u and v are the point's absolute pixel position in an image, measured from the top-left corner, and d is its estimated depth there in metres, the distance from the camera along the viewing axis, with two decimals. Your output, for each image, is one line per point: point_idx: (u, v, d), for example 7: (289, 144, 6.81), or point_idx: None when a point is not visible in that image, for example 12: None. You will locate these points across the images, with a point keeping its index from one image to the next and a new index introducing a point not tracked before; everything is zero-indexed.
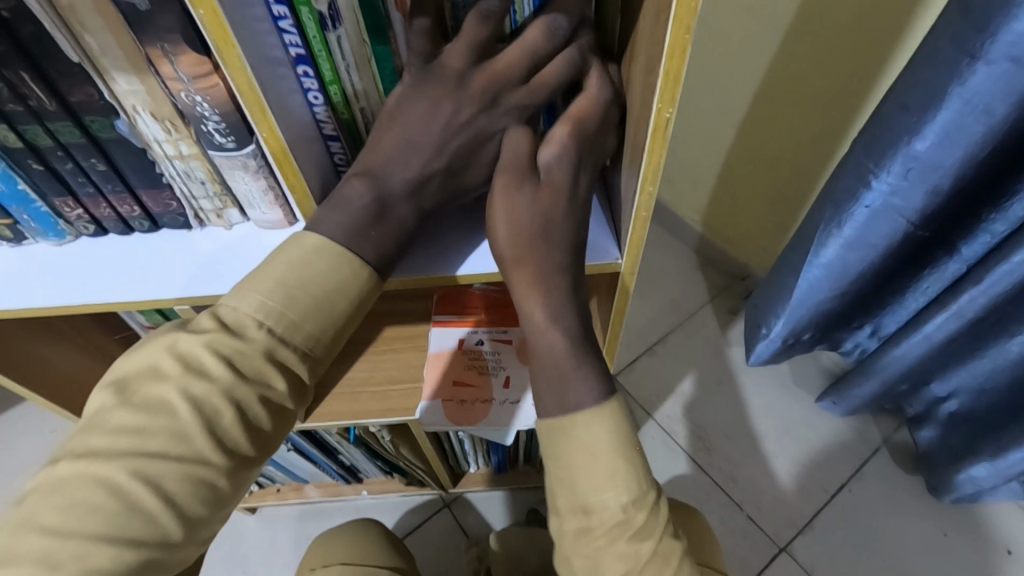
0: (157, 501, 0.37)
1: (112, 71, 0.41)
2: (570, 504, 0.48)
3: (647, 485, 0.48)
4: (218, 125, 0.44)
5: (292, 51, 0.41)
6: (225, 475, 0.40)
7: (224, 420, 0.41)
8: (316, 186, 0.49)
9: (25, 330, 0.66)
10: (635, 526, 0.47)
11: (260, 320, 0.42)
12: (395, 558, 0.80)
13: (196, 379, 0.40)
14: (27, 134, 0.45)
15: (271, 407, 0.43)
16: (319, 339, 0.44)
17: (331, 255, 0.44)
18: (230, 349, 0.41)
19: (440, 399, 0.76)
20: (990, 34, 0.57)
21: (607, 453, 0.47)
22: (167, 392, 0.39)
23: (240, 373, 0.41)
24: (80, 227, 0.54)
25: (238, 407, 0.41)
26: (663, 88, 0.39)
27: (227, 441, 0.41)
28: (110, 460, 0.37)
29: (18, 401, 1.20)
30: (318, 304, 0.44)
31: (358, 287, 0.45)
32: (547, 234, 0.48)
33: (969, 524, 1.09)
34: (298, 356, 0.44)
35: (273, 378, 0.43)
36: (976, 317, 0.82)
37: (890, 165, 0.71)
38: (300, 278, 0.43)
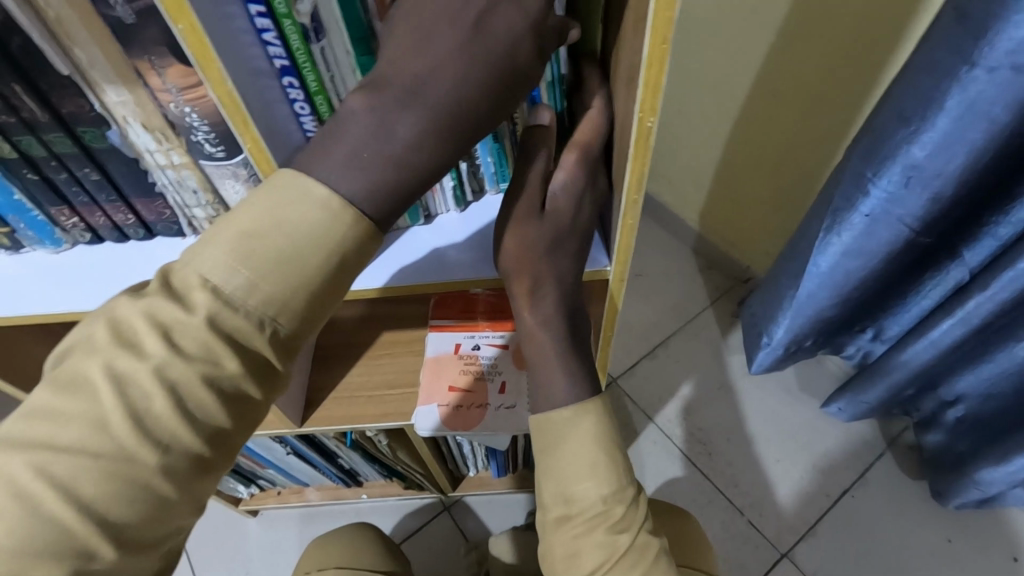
0: (66, 506, 0.32)
1: (102, 83, 0.42)
2: (555, 495, 0.54)
3: (626, 480, 0.54)
4: (207, 136, 0.45)
5: (277, 62, 0.41)
6: (161, 474, 0.34)
7: (155, 407, 0.34)
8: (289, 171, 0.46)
9: (24, 336, 0.67)
10: (612, 517, 0.52)
11: (206, 279, 0.36)
12: (392, 562, 0.80)
13: (126, 354, 0.35)
14: (21, 145, 0.46)
15: (224, 393, 0.36)
16: (285, 307, 0.37)
17: (293, 204, 0.36)
18: (170, 318, 0.35)
19: (437, 404, 0.76)
20: (988, 41, 0.56)
21: (590, 445, 0.53)
22: (92, 368, 0.34)
23: (179, 348, 0.35)
24: (76, 235, 0.55)
25: (176, 392, 0.35)
26: (642, 98, 0.39)
27: (159, 433, 0.35)
28: (20, 451, 0.32)
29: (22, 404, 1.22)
30: (278, 261, 0.36)
31: (330, 238, 0.37)
32: (558, 250, 0.51)
33: (977, 531, 1.08)
34: (255, 326, 0.37)
35: (222, 355, 0.36)
36: (982, 322, 0.81)
37: (890, 172, 0.71)
38: (256, 229, 0.36)
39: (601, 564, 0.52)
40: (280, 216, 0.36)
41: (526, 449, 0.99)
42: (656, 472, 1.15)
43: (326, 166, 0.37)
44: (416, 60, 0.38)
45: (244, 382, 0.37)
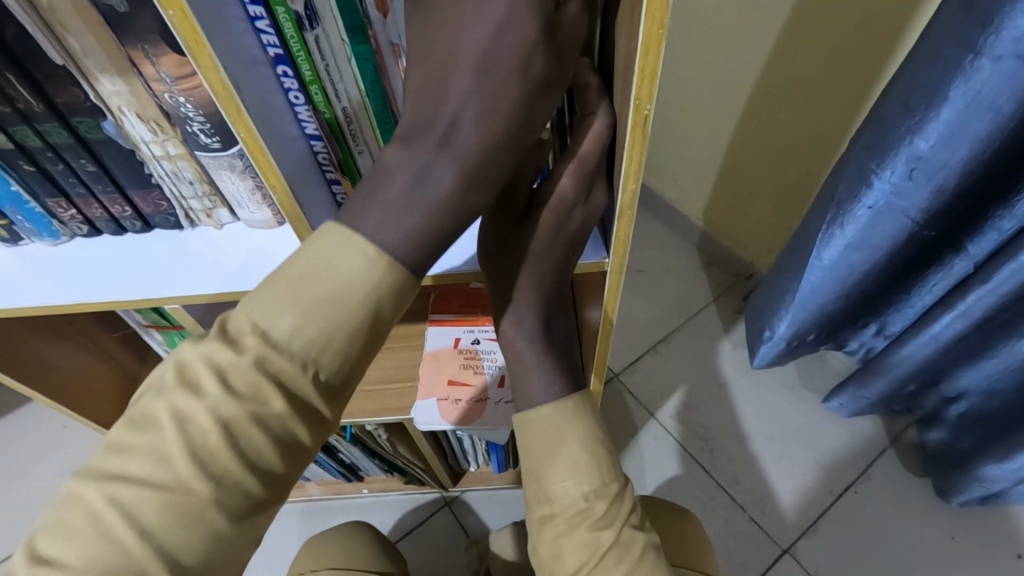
0: (132, 535, 0.40)
1: (96, 73, 0.42)
2: (538, 494, 0.57)
3: (610, 477, 0.57)
4: (203, 126, 0.45)
5: (271, 51, 0.41)
6: (212, 502, 0.42)
7: (209, 440, 0.42)
8: (286, 164, 0.45)
9: (30, 334, 0.68)
10: (594, 513, 0.55)
11: (254, 326, 0.43)
12: (385, 564, 0.79)
13: (187, 396, 0.42)
14: (17, 136, 0.46)
15: (270, 429, 0.43)
16: (324, 348, 0.43)
17: (327, 267, 0.43)
18: (224, 362, 0.43)
19: (437, 398, 0.76)
20: (994, 29, 0.56)
21: (572, 444, 0.56)
22: (161, 410, 0.42)
23: (232, 389, 0.42)
24: (74, 227, 0.55)
25: (229, 429, 0.42)
26: (640, 85, 0.38)
27: (211, 465, 0.42)
28: (96, 484, 0.41)
29: (27, 398, 1.23)
30: (319, 312, 0.42)
31: (364, 286, 0.43)
32: (542, 261, 0.54)
33: (980, 529, 1.07)
34: (296, 367, 0.43)
35: (268, 396, 0.43)
36: (985, 316, 0.80)
37: (894, 164, 0.70)
38: (300, 283, 0.43)
39: (586, 561, 0.55)
40: (322, 275, 0.42)
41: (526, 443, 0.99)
42: (658, 469, 1.15)
43: (365, 218, 0.43)
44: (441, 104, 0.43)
45: (290, 420, 0.44)
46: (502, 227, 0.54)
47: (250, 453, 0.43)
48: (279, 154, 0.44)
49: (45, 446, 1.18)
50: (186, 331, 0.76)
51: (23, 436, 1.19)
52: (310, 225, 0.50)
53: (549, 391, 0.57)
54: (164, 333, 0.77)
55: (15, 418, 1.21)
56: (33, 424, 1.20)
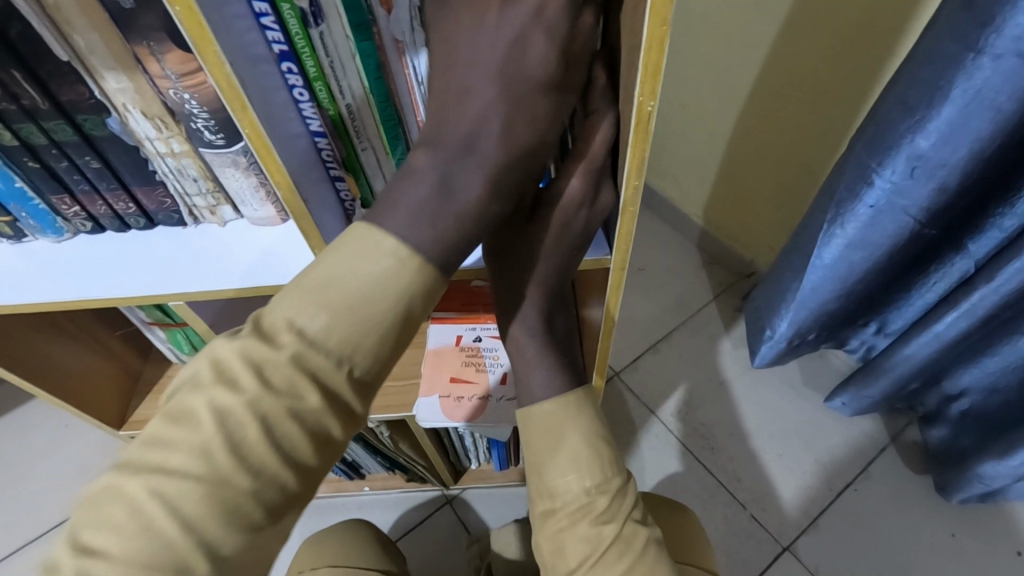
0: (176, 528, 0.38)
1: (101, 70, 0.42)
2: (540, 489, 0.57)
3: (611, 472, 0.57)
4: (207, 123, 0.45)
5: (275, 48, 0.41)
6: (252, 497, 0.40)
7: (248, 436, 0.40)
8: (291, 160, 0.45)
9: (31, 330, 0.69)
10: (596, 508, 0.55)
11: (293, 321, 0.42)
12: (384, 561, 0.80)
13: (224, 390, 0.41)
14: (21, 133, 0.46)
15: (307, 426, 0.42)
16: (359, 345, 0.43)
17: (367, 258, 0.42)
18: (261, 357, 0.42)
19: (438, 395, 0.76)
20: (993, 28, 0.56)
21: (574, 439, 0.56)
22: (198, 403, 0.41)
23: (271, 384, 0.41)
24: (78, 224, 0.55)
25: (266, 424, 0.41)
26: (642, 82, 0.39)
27: (251, 461, 0.40)
28: (135, 477, 0.39)
29: (28, 397, 1.24)
30: (358, 306, 0.42)
31: (404, 279, 0.42)
32: (544, 263, 0.54)
33: (980, 526, 1.07)
34: (334, 363, 0.42)
35: (307, 391, 0.42)
36: (987, 315, 0.80)
37: (894, 163, 0.70)
38: (339, 275, 0.42)
39: (587, 555, 0.55)
40: (360, 268, 0.42)
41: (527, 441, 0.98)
42: (658, 468, 1.15)
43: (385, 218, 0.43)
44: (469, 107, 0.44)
45: (325, 416, 0.43)
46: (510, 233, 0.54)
47: (287, 449, 0.42)
48: (284, 151, 0.44)
49: (47, 445, 1.19)
50: (189, 329, 0.77)
51: (26, 434, 1.20)
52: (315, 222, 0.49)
53: (551, 388, 0.57)
54: (166, 331, 0.77)
55: (17, 417, 1.22)
56: (36, 422, 1.21)
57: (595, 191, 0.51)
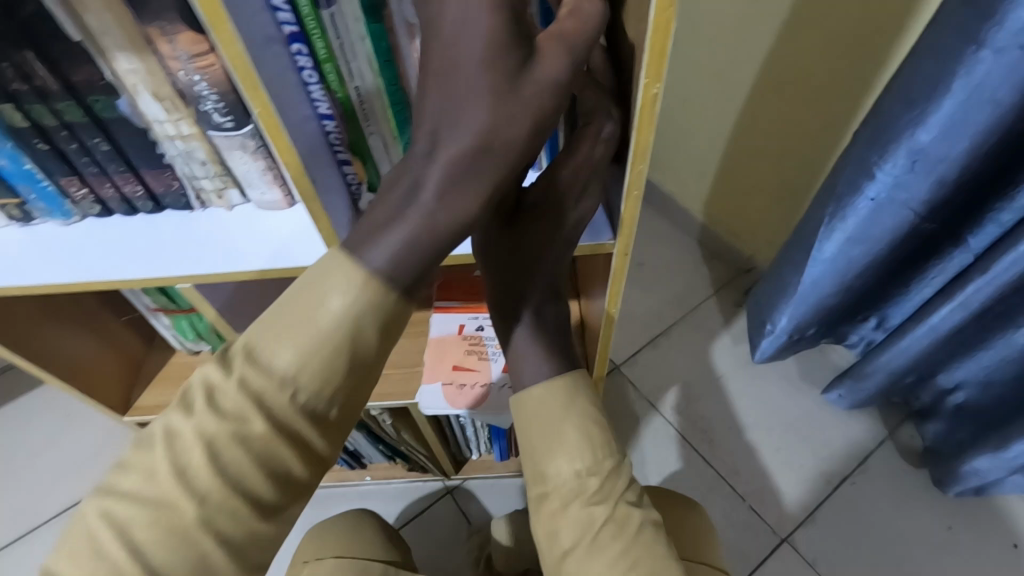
0: (122, 550, 0.41)
1: (112, 50, 0.42)
2: (533, 472, 0.58)
3: (603, 455, 0.57)
4: (216, 105, 0.46)
5: (285, 29, 0.41)
6: (195, 520, 0.42)
7: (194, 459, 0.42)
8: (300, 141, 0.46)
9: (37, 312, 0.70)
10: (587, 490, 0.56)
11: (244, 347, 0.44)
12: (390, 552, 0.80)
13: (179, 414, 0.44)
14: (32, 114, 0.46)
15: (254, 451, 0.43)
16: (303, 369, 0.43)
17: (308, 283, 0.42)
18: (213, 382, 0.44)
19: (442, 382, 0.77)
20: (994, 22, 0.56)
21: (564, 422, 0.56)
22: (157, 426, 0.44)
23: (220, 408, 0.43)
24: (86, 207, 0.55)
25: (212, 447, 0.43)
26: (648, 64, 0.39)
27: (195, 483, 0.42)
28: (94, 497, 0.43)
29: (31, 386, 1.24)
30: (300, 330, 0.42)
31: (341, 303, 0.42)
32: (541, 254, 0.56)
33: (975, 520, 1.08)
34: (277, 388, 0.43)
35: (252, 416, 0.43)
36: (982, 307, 0.81)
37: (895, 156, 0.70)
38: (284, 301, 0.43)
39: (580, 538, 0.56)
40: (302, 292, 0.42)
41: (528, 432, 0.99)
42: (659, 461, 1.16)
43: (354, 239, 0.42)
44: (455, 117, 0.40)
45: (272, 442, 0.44)
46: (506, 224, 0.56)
47: (233, 474, 0.43)
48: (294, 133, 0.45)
49: (50, 433, 1.19)
50: (195, 315, 0.77)
51: (29, 422, 1.20)
52: (323, 205, 0.50)
53: (551, 374, 0.57)
54: (171, 317, 0.78)
55: (20, 406, 1.22)
56: (39, 410, 1.21)
57: (593, 188, 0.54)
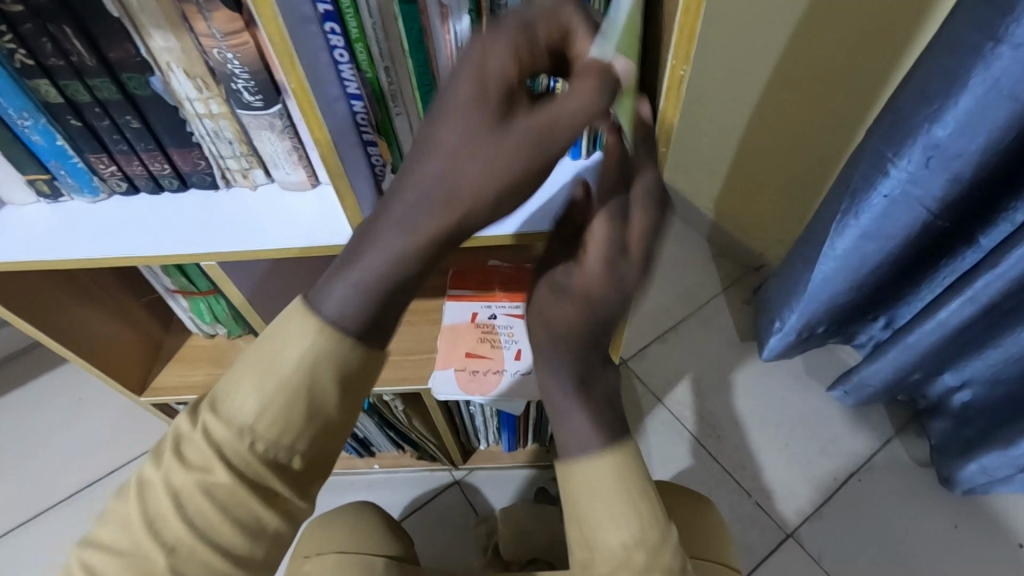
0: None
1: (149, 27, 0.43)
2: (578, 540, 0.52)
3: (657, 530, 0.51)
4: (247, 84, 0.46)
5: (320, 7, 0.42)
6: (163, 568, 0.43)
7: (161, 511, 0.44)
8: (332, 118, 0.47)
9: (58, 289, 0.71)
10: (635, 566, 0.49)
11: (210, 402, 0.46)
12: (393, 547, 0.80)
13: (149, 464, 0.46)
14: (67, 91, 0.47)
15: (217, 500, 0.44)
16: (263, 414, 0.44)
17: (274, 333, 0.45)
18: (181, 433, 0.46)
19: (454, 369, 0.77)
20: (1014, 17, 0.56)
21: (614, 493, 0.50)
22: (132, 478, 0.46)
23: (185, 461, 0.44)
24: (114, 185, 0.57)
25: (176, 498, 0.44)
26: (677, 45, 0.41)
27: (165, 534, 0.44)
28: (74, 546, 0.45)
29: (44, 370, 1.25)
30: (264, 378, 0.44)
31: (301, 347, 0.44)
32: (593, 318, 0.52)
33: (981, 519, 1.08)
34: (238, 436, 0.44)
35: (214, 467, 0.44)
36: (992, 304, 0.81)
37: (910, 152, 0.71)
38: (252, 353, 0.45)
39: None
40: (270, 343, 0.45)
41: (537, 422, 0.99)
42: (667, 455, 1.16)
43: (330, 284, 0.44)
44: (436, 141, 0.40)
45: (238, 491, 0.44)
46: (565, 284, 0.52)
47: (200, 524, 0.44)
48: (325, 110, 0.47)
49: (63, 416, 1.21)
50: (213, 297, 0.78)
51: (43, 405, 1.22)
52: (350, 182, 0.52)
53: None
54: (190, 300, 0.79)
55: (33, 389, 1.24)
56: (53, 393, 1.23)
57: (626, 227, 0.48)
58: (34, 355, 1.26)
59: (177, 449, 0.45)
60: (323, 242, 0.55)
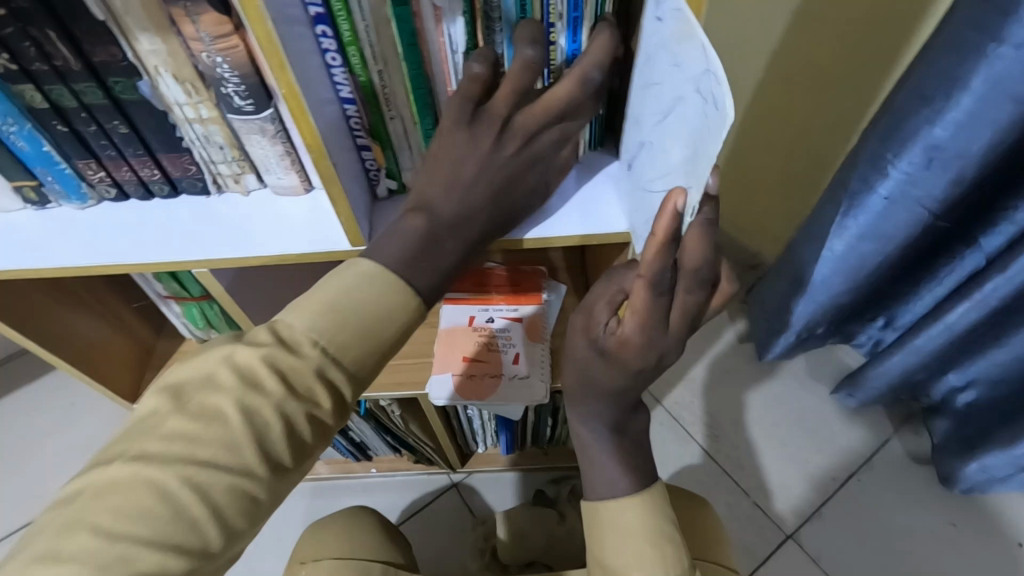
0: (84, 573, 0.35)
1: (135, 30, 0.42)
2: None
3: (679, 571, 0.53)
4: (237, 88, 0.45)
5: (311, 10, 0.42)
6: (194, 536, 0.38)
7: (191, 484, 0.38)
8: (324, 128, 0.45)
9: (48, 296, 0.69)
10: None
11: (251, 361, 0.42)
12: (391, 553, 0.80)
13: (152, 436, 0.39)
14: (52, 96, 0.46)
15: (259, 464, 0.41)
16: (335, 367, 0.44)
17: (358, 287, 0.45)
18: (207, 397, 0.41)
19: (451, 374, 0.76)
20: (1017, 17, 0.56)
21: (642, 536, 0.54)
22: (137, 458, 0.39)
23: (226, 425, 0.40)
24: (102, 191, 0.55)
25: (212, 465, 0.39)
26: None
27: (192, 506, 0.38)
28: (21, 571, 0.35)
29: (34, 376, 1.24)
30: (350, 330, 0.44)
31: (389, 302, 0.45)
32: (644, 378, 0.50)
33: (982, 518, 1.08)
34: (295, 392, 0.43)
35: (266, 427, 0.41)
36: (998, 304, 0.81)
37: (911, 153, 0.70)
38: (336, 303, 0.44)
39: None
40: (353, 297, 0.44)
41: (536, 425, 0.99)
42: (665, 456, 1.16)
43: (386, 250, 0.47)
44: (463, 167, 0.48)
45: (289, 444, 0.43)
46: (608, 347, 0.50)
47: (236, 497, 0.40)
48: (318, 117, 0.44)
49: (54, 423, 1.19)
50: (206, 303, 0.77)
51: (35, 409, 1.20)
52: (344, 189, 0.49)
53: None
54: (182, 305, 0.78)
55: (24, 394, 1.22)
56: (44, 398, 1.21)
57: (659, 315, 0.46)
58: (24, 360, 1.25)
59: (201, 410, 0.40)
60: (317, 249, 0.54)
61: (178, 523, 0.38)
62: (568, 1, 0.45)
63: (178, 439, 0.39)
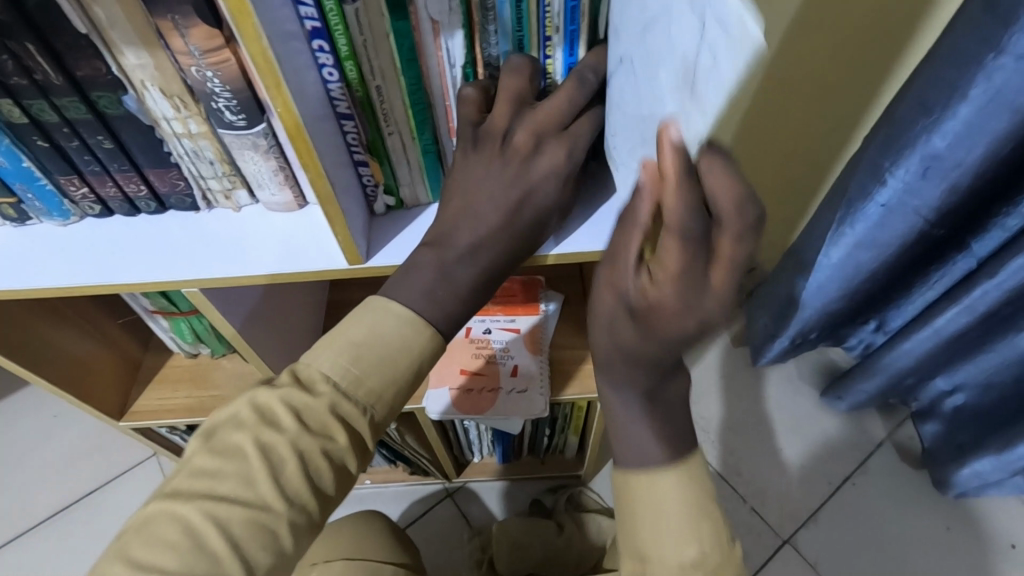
0: None
1: (121, 44, 0.40)
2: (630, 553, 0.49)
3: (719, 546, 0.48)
4: (229, 103, 0.44)
5: (307, 24, 0.40)
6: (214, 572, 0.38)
7: (209, 519, 0.38)
8: (321, 146, 0.44)
9: (32, 313, 0.67)
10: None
11: (269, 400, 0.42)
12: (400, 554, 0.77)
13: (177, 475, 0.40)
14: (32, 110, 0.44)
15: (277, 500, 0.40)
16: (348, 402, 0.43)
17: (369, 325, 0.45)
18: (226, 435, 0.41)
19: (448, 388, 0.75)
20: (1018, 29, 0.55)
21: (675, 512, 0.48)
22: (162, 495, 0.39)
23: (243, 462, 0.40)
24: (85, 208, 0.53)
25: (230, 500, 0.39)
26: None
27: (211, 543, 0.38)
28: None
29: (16, 388, 1.20)
30: (366, 366, 0.44)
31: (404, 337, 0.46)
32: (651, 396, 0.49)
33: (971, 519, 1.09)
34: (311, 427, 0.42)
35: (281, 463, 0.41)
36: (988, 311, 0.81)
37: (908, 161, 0.70)
38: (352, 345, 0.45)
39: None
40: (365, 333, 0.45)
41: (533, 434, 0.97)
42: None
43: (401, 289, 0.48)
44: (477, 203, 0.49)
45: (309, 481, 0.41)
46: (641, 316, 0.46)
47: (256, 533, 0.39)
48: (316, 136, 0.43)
49: (39, 436, 1.16)
50: (195, 317, 0.75)
51: (15, 426, 1.17)
52: (341, 207, 0.48)
53: None
54: (170, 320, 0.75)
55: (6, 406, 1.18)
56: (27, 413, 1.18)
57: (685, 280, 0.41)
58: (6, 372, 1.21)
59: (222, 448, 0.40)
60: (313, 266, 0.52)
61: (201, 561, 0.38)
62: (565, 14, 0.43)
63: (198, 475, 0.39)
